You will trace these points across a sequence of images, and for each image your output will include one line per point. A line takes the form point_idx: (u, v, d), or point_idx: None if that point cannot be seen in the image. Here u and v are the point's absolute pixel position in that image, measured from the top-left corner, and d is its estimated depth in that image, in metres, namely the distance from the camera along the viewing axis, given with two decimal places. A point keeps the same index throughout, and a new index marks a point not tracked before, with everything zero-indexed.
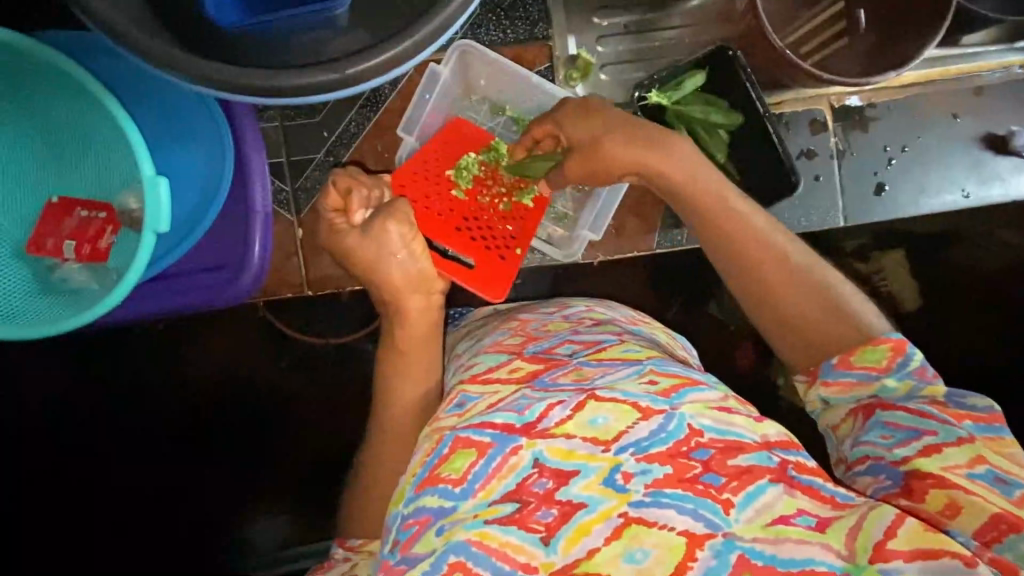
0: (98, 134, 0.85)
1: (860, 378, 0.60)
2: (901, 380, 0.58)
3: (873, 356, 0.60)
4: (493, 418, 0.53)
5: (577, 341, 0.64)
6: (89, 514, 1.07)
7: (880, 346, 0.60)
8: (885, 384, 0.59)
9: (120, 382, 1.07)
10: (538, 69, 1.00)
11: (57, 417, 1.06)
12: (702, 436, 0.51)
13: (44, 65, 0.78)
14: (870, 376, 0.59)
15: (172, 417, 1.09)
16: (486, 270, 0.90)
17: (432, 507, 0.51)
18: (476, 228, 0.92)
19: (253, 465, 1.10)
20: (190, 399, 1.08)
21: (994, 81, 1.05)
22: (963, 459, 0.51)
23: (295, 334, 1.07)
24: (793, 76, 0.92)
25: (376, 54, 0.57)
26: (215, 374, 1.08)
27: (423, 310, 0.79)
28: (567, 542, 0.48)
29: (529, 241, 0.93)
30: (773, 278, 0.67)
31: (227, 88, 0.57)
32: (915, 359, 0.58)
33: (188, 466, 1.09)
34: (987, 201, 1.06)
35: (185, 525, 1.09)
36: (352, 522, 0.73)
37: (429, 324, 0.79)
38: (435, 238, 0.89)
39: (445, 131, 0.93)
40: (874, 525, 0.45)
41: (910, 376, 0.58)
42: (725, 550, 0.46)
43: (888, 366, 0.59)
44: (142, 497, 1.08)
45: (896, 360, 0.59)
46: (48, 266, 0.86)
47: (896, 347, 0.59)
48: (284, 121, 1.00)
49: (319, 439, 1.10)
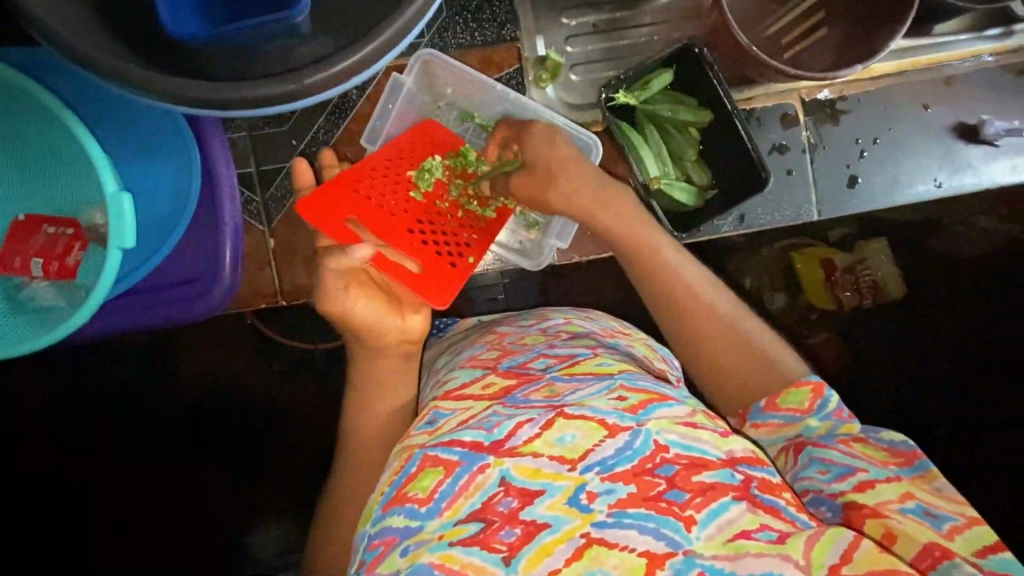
0: (63, 152, 0.83)
1: (788, 419, 0.62)
2: (822, 419, 0.61)
3: (797, 397, 0.62)
4: (462, 437, 0.53)
5: (551, 355, 0.65)
6: (89, 513, 1.09)
7: (801, 388, 0.62)
8: (808, 423, 0.62)
9: (113, 385, 1.05)
10: (507, 72, 0.99)
11: (57, 417, 1.05)
12: (667, 452, 0.50)
13: (10, 83, 0.77)
14: (795, 417, 0.62)
15: (173, 417, 1.08)
16: (434, 275, 0.80)
17: (398, 526, 0.51)
18: (430, 231, 0.83)
19: (253, 466, 1.10)
20: (193, 397, 1.07)
21: (965, 70, 1.04)
22: (893, 494, 0.54)
23: (276, 335, 1.06)
24: (759, 70, 0.92)
25: (332, 64, 0.56)
26: (207, 381, 1.07)
27: (384, 354, 0.74)
28: (528, 563, 0.47)
29: (485, 251, 0.87)
30: (700, 322, 0.71)
31: (187, 103, 0.56)
32: (833, 400, 0.61)
33: (183, 462, 1.09)
34: (959, 189, 1.06)
35: (185, 524, 1.10)
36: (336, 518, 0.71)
37: (393, 367, 0.74)
38: (380, 235, 0.78)
39: (411, 132, 0.89)
40: (831, 547, 0.46)
41: (830, 417, 0.61)
42: (685, 568, 0.46)
43: (811, 407, 0.61)
44: (142, 497, 1.09)
45: (816, 402, 0.61)
46: (16, 284, 0.84)
47: (816, 389, 0.62)
48: (252, 131, 0.98)
49: (319, 440, 1.10)
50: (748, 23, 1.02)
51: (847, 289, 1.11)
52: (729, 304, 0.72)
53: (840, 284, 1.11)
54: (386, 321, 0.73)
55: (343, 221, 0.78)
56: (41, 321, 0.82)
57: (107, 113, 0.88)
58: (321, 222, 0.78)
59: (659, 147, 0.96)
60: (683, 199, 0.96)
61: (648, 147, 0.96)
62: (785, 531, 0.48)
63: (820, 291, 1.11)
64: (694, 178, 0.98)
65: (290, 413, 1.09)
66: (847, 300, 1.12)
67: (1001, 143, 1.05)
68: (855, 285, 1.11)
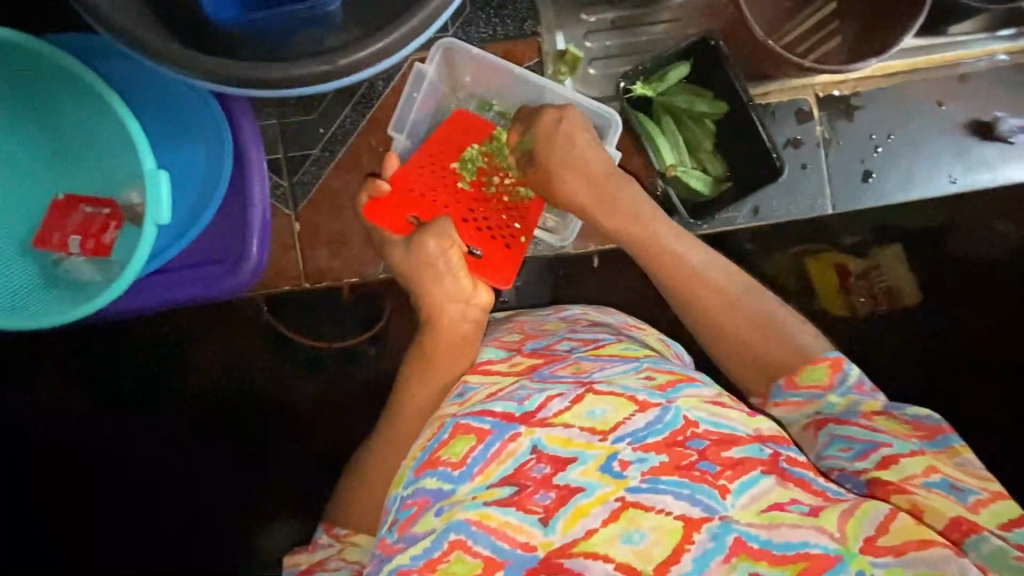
0: (106, 135, 0.87)
1: (809, 397, 0.65)
2: (842, 395, 0.63)
3: (815, 374, 0.65)
4: (494, 407, 0.57)
5: (574, 338, 0.68)
6: (80, 513, 1.11)
7: (819, 364, 0.65)
8: (828, 400, 0.64)
9: (121, 381, 1.09)
10: (528, 64, 1.02)
11: (58, 418, 1.09)
12: (697, 427, 0.53)
13: (46, 63, 0.80)
14: (815, 395, 0.65)
15: (169, 418, 1.10)
16: (492, 258, 0.90)
17: (431, 488, 0.54)
18: (481, 217, 0.92)
19: (252, 467, 1.11)
20: (190, 406, 1.10)
21: (978, 69, 1.06)
22: (918, 469, 0.56)
23: (297, 336, 1.08)
24: (777, 65, 0.94)
25: (365, 46, 0.58)
26: (213, 383, 1.10)
27: (454, 318, 0.81)
28: (565, 523, 0.50)
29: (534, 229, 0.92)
30: (715, 306, 0.74)
31: (222, 82, 0.59)
32: (852, 374, 0.64)
33: (194, 453, 1.11)
34: (974, 186, 1.07)
35: (184, 526, 1.12)
36: (351, 511, 0.73)
37: (458, 334, 0.79)
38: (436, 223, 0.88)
39: (445, 124, 0.93)
40: (866, 520, 0.48)
41: (851, 391, 0.63)
42: (723, 532, 0.48)
43: (831, 382, 0.64)
44: (141, 496, 1.11)
45: (835, 376, 0.64)
46: (53, 260, 0.87)
47: (834, 364, 0.65)
48: (281, 119, 1.01)
49: (319, 442, 1.11)
50: (771, 21, 1.02)
51: (862, 295, 1.13)
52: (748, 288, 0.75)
53: (853, 290, 1.13)
54: (464, 288, 0.83)
55: (404, 217, 0.89)
56: (80, 293, 0.84)
57: (151, 101, 0.92)
58: (386, 220, 0.89)
59: (675, 138, 0.98)
60: (699, 188, 0.98)
61: (664, 138, 0.98)
62: (816, 504, 0.50)
63: (835, 298, 1.13)
64: (710, 169, 1.00)
65: (286, 408, 1.11)
66: (862, 306, 1.14)
67: (1016, 140, 1.06)
68: (869, 291, 1.13)
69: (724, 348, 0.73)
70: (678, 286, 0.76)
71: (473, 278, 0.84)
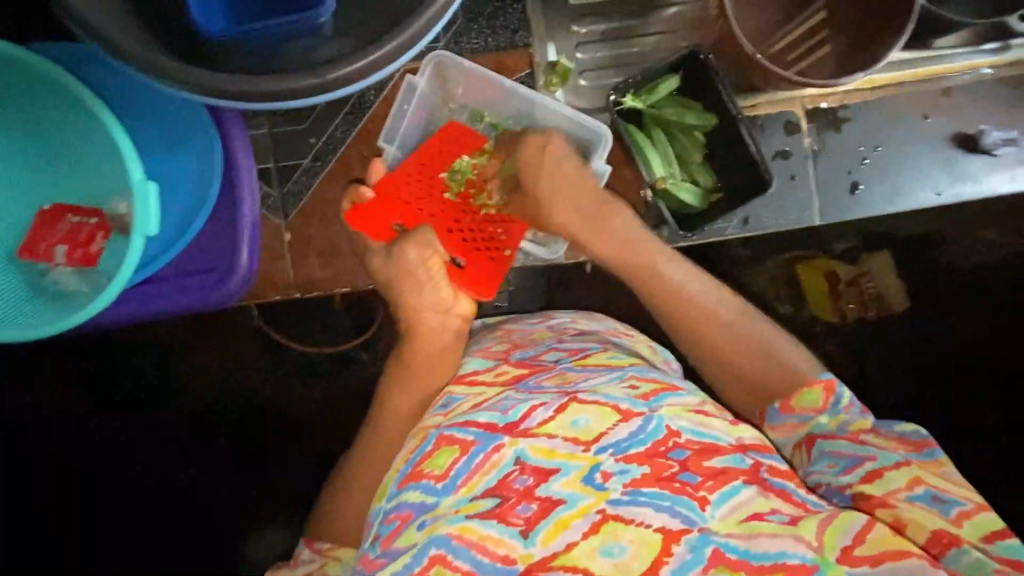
0: (92, 143, 0.86)
1: (803, 417, 0.66)
2: (833, 415, 0.65)
3: (809, 397, 0.66)
4: (478, 417, 0.57)
5: (561, 349, 0.68)
6: (80, 519, 1.10)
7: (813, 388, 0.67)
8: (820, 420, 0.65)
9: (120, 389, 1.09)
10: (519, 76, 1.02)
11: (53, 421, 1.09)
12: (679, 437, 0.54)
13: (37, 74, 0.80)
14: (808, 416, 0.66)
15: (166, 424, 1.10)
16: (477, 269, 0.90)
17: (414, 502, 0.54)
18: (467, 227, 0.92)
19: (247, 472, 1.11)
20: (188, 410, 1.09)
21: (964, 83, 1.07)
22: (902, 481, 0.56)
23: (289, 342, 1.08)
24: (766, 78, 0.95)
25: (355, 59, 0.58)
26: (207, 388, 1.09)
27: (437, 329, 0.81)
28: (546, 536, 0.50)
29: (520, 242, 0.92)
30: (712, 335, 0.75)
31: (210, 94, 0.59)
32: (844, 396, 0.65)
33: (194, 454, 1.10)
34: (959, 198, 1.08)
35: (180, 532, 1.11)
36: (346, 517, 0.73)
37: (439, 342, 0.80)
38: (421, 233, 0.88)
39: (438, 134, 0.93)
40: (844, 530, 0.49)
41: (842, 410, 0.65)
42: (701, 544, 0.48)
43: (824, 403, 0.65)
44: (137, 502, 1.11)
45: (828, 400, 0.66)
46: (40, 270, 0.87)
47: (827, 386, 0.66)
48: (271, 128, 1.01)
49: (315, 449, 1.11)
50: (759, 32, 1.03)
51: (851, 302, 1.12)
52: (743, 315, 0.76)
53: (843, 297, 1.12)
54: (445, 299, 0.83)
55: (391, 225, 0.89)
56: (62, 303, 0.84)
57: (141, 111, 0.93)
58: (372, 229, 0.89)
59: (665, 149, 0.99)
60: (688, 200, 0.99)
61: (654, 149, 0.99)
62: (795, 514, 0.51)
63: (826, 303, 1.12)
64: (699, 180, 1.00)
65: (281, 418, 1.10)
66: (851, 313, 1.12)
67: (1001, 152, 1.07)
68: (859, 297, 1.12)
69: (722, 376, 0.74)
70: (683, 316, 0.77)
71: (455, 288, 0.85)
